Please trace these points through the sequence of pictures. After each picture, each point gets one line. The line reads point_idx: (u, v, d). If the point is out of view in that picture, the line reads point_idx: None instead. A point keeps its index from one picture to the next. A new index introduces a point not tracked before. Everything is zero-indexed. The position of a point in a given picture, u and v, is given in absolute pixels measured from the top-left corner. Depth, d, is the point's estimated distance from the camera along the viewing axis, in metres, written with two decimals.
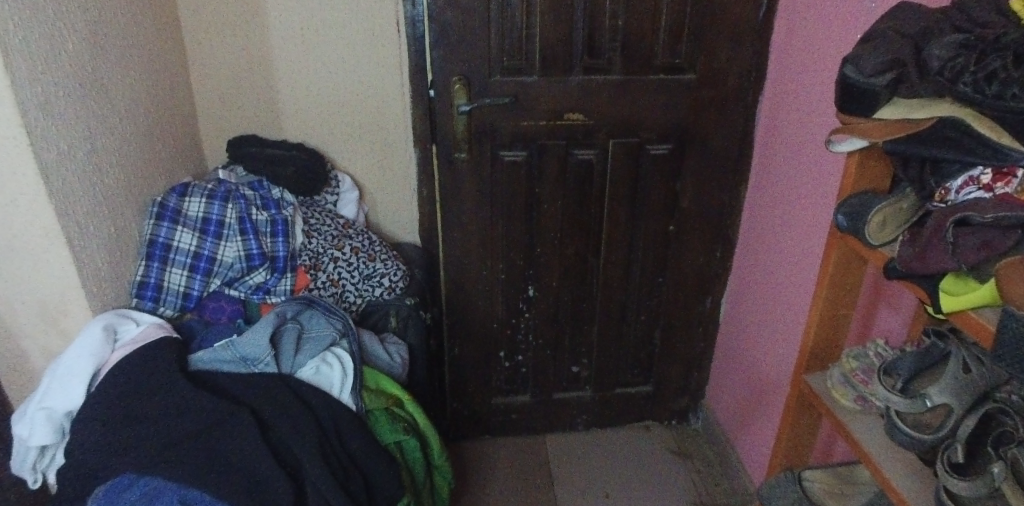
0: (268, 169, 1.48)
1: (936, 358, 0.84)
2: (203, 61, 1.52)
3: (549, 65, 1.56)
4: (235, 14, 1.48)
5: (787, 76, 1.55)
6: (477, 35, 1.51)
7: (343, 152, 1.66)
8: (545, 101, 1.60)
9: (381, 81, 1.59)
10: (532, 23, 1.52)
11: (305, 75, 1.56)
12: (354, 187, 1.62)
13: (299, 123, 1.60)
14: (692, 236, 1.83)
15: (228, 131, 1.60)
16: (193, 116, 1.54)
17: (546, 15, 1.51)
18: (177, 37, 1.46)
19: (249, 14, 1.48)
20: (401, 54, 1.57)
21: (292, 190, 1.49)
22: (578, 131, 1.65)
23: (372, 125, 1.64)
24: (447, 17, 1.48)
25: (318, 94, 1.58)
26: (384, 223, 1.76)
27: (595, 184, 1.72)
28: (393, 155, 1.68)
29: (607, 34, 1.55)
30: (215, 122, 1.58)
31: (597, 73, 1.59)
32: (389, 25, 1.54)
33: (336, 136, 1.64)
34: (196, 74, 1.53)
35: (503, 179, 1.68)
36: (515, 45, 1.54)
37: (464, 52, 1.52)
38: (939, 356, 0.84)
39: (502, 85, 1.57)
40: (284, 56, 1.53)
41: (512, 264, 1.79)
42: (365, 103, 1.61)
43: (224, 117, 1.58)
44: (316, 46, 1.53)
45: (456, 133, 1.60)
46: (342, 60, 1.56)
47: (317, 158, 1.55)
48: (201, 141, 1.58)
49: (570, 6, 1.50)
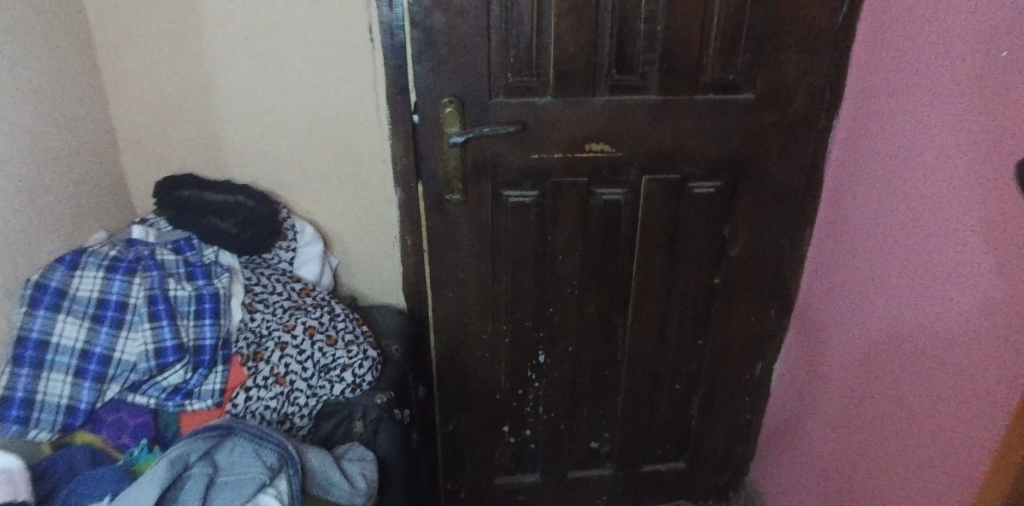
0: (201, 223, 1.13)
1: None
2: (122, 80, 1.19)
3: (565, 82, 1.22)
4: (161, 20, 1.14)
5: (874, 99, 1.19)
6: (471, 44, 1.17)
7: (306, 192, 1.30)
8: (560, 128, 1.26)
9: (351, 102, 1.24)
10: (545, 30, 1.18)
11: (253, 98, 1.21)
12: (318, 236, 1.27)
13: (247, 157, 1.26)
14: (741, 291, 1.47)
15: (159, 168, 1.26)
16: (109, 150, 1.21)
17: (563, 18, 1.16)
18: (84, 50, 1.13)
19: (180, 20, 1.15)
20: (375, 67, 1.22)
21: (233, 250, 1.13)
22: (604, 165, 1.30)
23: (343, 159, 1.28)
24: (434, 22, 1.14)
25: (271, 122, 1.24)
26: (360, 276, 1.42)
27: (623, 230, 1.37)
28: (369, 194, 1.32)
29: (640, 43, 1.21)
30: (143, 157, 1.25)
31: (627, 93, 1.25)
32: (359, 32, 1.19)
33: (295, 174, 1.29)
34: (114, 96, 1.20)
35: (507, 224, 1.33)
36: (520, 56, 1.20)
37: (457, 67, 1.18)
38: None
39: (506, 107, 1.23)
40: (226, 72, 1.19)
41: (519, 326, 1.44)
42: (332, 132, 1.26)
43: (152, 151, 1.24)
44: (266, 59, 1.19)
45: (448, 170, 1.26)
46: (300, 77, 1.21)
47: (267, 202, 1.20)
48: (124, 181, 1.25)
49: (594, 6, 1.16)
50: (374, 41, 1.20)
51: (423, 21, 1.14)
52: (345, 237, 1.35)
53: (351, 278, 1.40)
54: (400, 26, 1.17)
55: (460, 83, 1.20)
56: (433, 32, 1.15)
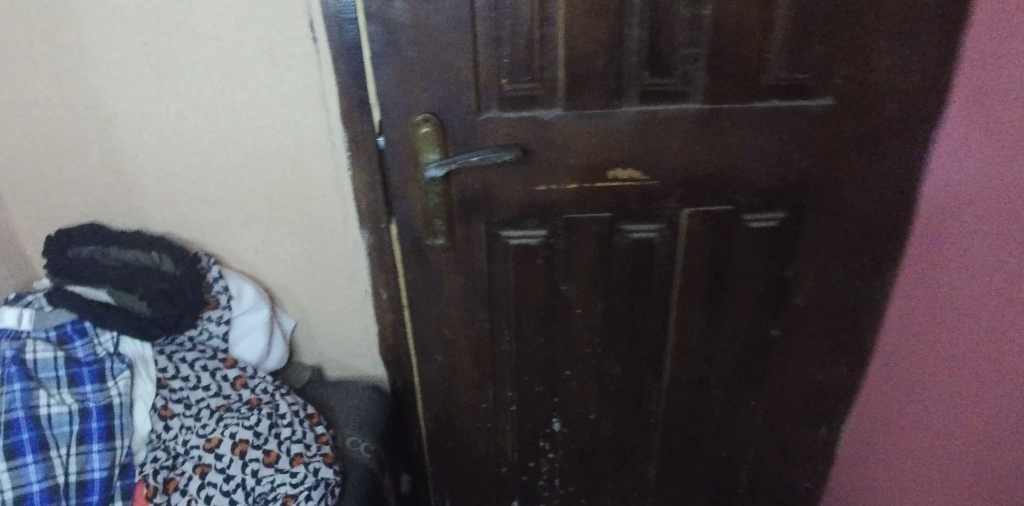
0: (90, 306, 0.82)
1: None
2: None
3: (579, 90, 0.92)
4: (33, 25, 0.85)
5: (1002, 93, 0.87)
6: (449, 42, 0.86)
7: (245, 242, 1.00)
8: (575, 151, 0.96)
9: (295, 125, 0.93)
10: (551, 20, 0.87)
11: (165, 124, 0.91)
12: (264, 301, 0.97)
13: (166, 199, 0.96)
14: (804, 341, 1.17)
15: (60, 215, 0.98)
16: None
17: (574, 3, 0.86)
18: None
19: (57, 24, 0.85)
20: (323, 78, 0.90)
21: (139, 337, 0.84)
22: (634, 196, 1.00)
23: (290, 200, 0.98)
24: (396, 14, 0.83)
25: (192, 153, 0.94)
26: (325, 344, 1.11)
27: (656, 274, 1.08)
28: (326, 244, 1.01)
29: (679, 34, 0.91)
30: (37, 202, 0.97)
31: (663, 103, 0.95)
32: (297, 31, 0.87)
33: (230, 219, 0.99)
34: None
35: (506, 271, 1.04)
36: (517, 56, 0.89)
37: (432, 73, 0.88)
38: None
39: (501, 125, 0.93)
40: (125, 90, 0.89)
41: (526, 390, 1.16)
42: (272, 166, 0.95)
43: (47, 195, 0.96)
44: (177, 72, 0.88)
45: (427, 209, 0.96)
46: (222, 94, 0.90)
47: (188, 265, 0.90)
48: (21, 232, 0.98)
49: None
50: (319, 43, 0.88)
51: (382, 13, 0.83)
52: (299, 295, 1.05)
53: (313, 343, 1.11)
54: (352, 19, 0.85)
55: (438, 95, 0.90)
56: (397, 28, 0.84)
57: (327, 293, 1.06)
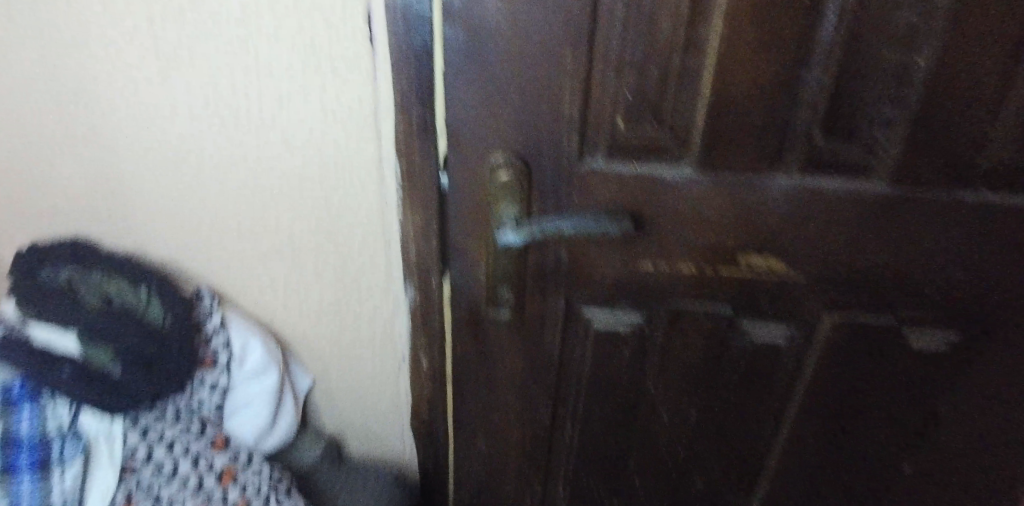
0: (51, 359, 0.65)
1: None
2: None
3: (718, 145, 0.68)
4: None
5: None
6: (553, 61, 0.64)
7: (258, 282, 0.78)
8: (700, 227, 0.72)
9: (334, 147, 0.70)
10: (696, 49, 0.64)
11: (173, 125, 0.70)
12: (274, 364, 0.77)
13: (164, 217, 0.75)
14: (946, 487, 0.91)
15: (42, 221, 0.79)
16: None
17: (732, 29, 0.62)
18: None
19: None
20: (377, 89, 0.67)
21: (103, 413, 0.67)
22: (765, 288, 0.76)
23: (322, 239, 0.75)
24: (486, 18, 0.62)
25: (205, 165, 0.72)
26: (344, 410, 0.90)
27: (772, 383, 0.84)
28: (360, 297, 0.79)
29: (871, 85, 0.66)
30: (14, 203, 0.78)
31: (829, 175, 0.70)
32: (350, 24, 0.64)
33: (243, 253, 0.77)
34: None
35: (581, 357, 0.81)
36: (641, 89, 0.66)
37: (523, 101, 0.66)
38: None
39: (607, 179, 0.69)
40: (122, 75, 0.67)
41: (582, 493, 0.94)
42: (305, 193, 0.73)
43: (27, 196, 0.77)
44: (192, 61, 0.66)
45: (492, 276, 0.73)
46: (245, 97, 0.68)
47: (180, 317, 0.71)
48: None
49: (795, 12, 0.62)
50: (377, 45, 0.65)
51: (467, 16, 0.62)
52: (322, 353, 0.83)
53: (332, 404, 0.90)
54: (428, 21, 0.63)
55: (529, 129, 0.67)
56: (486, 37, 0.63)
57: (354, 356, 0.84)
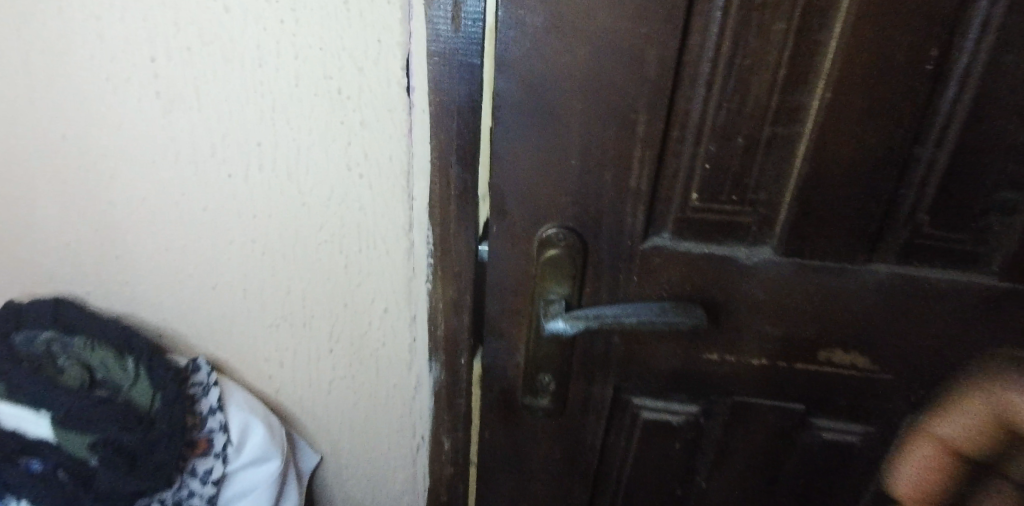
0: (21, 446, 0.57)
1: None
2: None
3: (807, 228, 0.58)
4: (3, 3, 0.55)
5: None
6: (622, 124, 0.55)
7: (263, 353, 0.68)
8: (774, 316, 0.62)
9: (357, 210, 0.59)
10: (792, 113, 0.55)
11: (171, 173, 0.60)
12: (278, 449, 0.66)
13: (155, 278, 0.65)
14: None
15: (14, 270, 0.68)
16: None
17: (831, 96, 0.54)
18: None
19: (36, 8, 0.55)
20: (412, 147, 0.57)
21: None
22: (846, 386, 0.66)
23: (336, 309, 0.65)
24: (546, 72, 0.53)
25: (204, 222, 0.61)
26: (351, 495, 0.79)
27: (842, 490, 0.73)
28: (378, 375, 0.68)
29: (995, 166, 0.56)
30: None
31: (931, 265, 0.61)
32: (386, 71, 0.54)
33: (244, 321, 0.66)
34: None
35: (625, 450, 0.71)
36: (722, 159, 0.56)
37: (583, 168, 0.56)
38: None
39: (673, 260, 0.60)
40: (115, 116, 0.58)
41: None
42: (319, 258, 0.62)
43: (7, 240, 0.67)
44: (198, 101, 0.56)
45: (532, 359, 0.64)
46: (257, 148, 0.57)
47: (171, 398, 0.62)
48: None
49: (911, 75, 0.53)
50: (416, 93, 0.55)
51: (524, 69, 0.53)
52: (331, 429, 0.73)
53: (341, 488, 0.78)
54: (479, 68, 0.54)
55: (588, 200, 0.57)
56: (546, 91, 0.53)
57: (368, 436, 0.73)
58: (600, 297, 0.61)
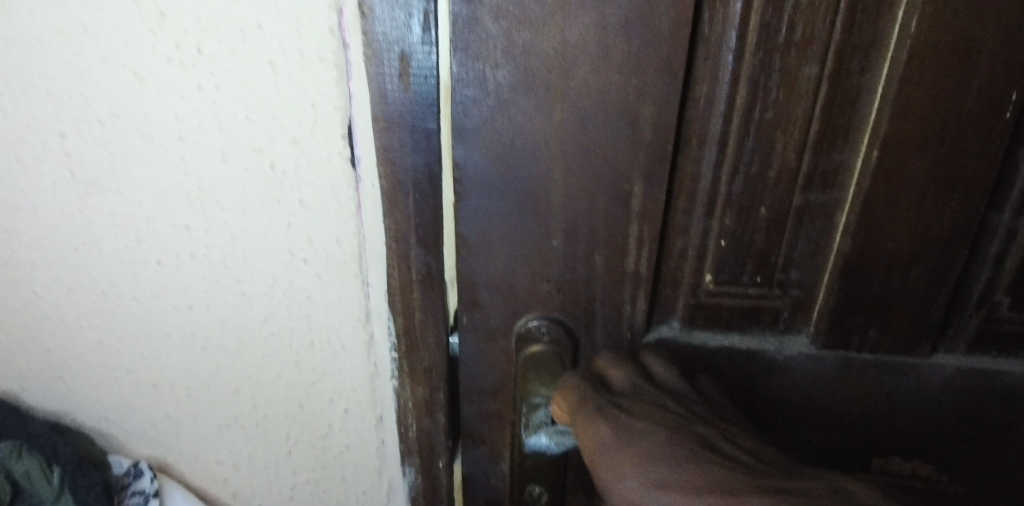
0: None
1: (671, 417, 0.44)
2: None
3: (849, 316, 0.47)
4: None
5: None
6: (614, 198, 0.44)
7: (215, 457, 0.59)
8: (811, 415, 0.52)
9: (304, 301, 0.50)
10: (830, 178, 0.44)
11: (97, 262, 0.52)
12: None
13: (91, 376, 0.57)
14: None
15: None
16: None
17: (879, 156, 0.42)
18: None
19: None
20: (362, 229, 0.48)
21: None
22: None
23: (292, 410, 0.55)
24: (515, 139, 0.42)
25: (138, 314, 0.54)
26: None
27: None
28: (345, 484, 0.59)
29: None
30: None
31: (1009, 354, 0.49)
32: (324, 143, 0.45)
33: (191, 421, 0.58)
34: None
35: None
36: (741, 236, 0.45)
37: (568, 252, 0.46)
38: (633, 419, 0.43)
39: (683, 353, 0.50)
40: (29, 199, 0.50)
41: None
42: (266, 353, 0.53)
43: None
44: (117, 183, 0.49)
45: (519, 468, 0.54)
46: (186, 233, 0.49)
47: None
48: None
49: (986, 128, 0.41)
50: (361, 166, 0.45)
51: (489, 137, 0.43)
52: None
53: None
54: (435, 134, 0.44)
55: (577, 289, 0.47)
56: (516, 162, 0.43)
57: None
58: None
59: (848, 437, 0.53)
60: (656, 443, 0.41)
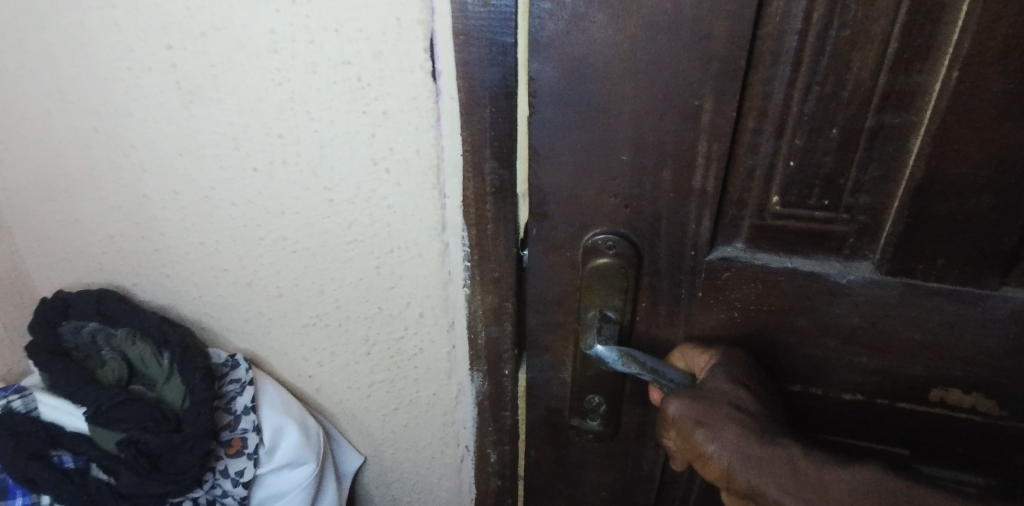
0: (53, 440, 0.58)
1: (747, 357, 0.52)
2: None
3: (917, 240, 0.47)
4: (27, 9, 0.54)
5: None
6: (683, 114, 0.45)
7: (300, 353, 0.66)
8: (867, 341, 0.52)
9: (384, 209, 0.55)
10: (908, 98, 0.43)
11: (196, 170, 0.57)
12: (313, 452, 0.65)
13: (193, 275, 0.64)
14: None
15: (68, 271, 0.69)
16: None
17: (959, 76, 0.41)
18: None
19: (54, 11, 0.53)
20: (441, 138, 0.51)
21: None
22: (961, 429, 0.54)
23: (370, 310, 0.61)
24: (589, 53, 0.44)
25: (232, 217, 0.59)
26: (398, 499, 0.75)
27: None
28: (417, 385, 0.65)
29: None
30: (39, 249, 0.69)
31: None
32: (408, 54, 0.48)
33: (279, 318, 0.64)
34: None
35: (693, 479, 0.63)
36: (810, 157, 0.46)
37: (635, 166, 0.47)
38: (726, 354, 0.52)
39: (745, 274, 0.51)
40: (140, 112, 0.56)
41: None
42: (350, 255, 0.58)
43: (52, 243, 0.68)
44: (216, 93, 0.53)
45: (580, 376, 0.57)
46: (279, 141, 0.54)
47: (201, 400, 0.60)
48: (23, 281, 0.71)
49: None
50: (441, 78, 0.48)
51: (564, 50, 0.44)
52: (372, 432, 0.70)
53: (386, 494, 0.75)
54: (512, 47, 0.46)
55: (639, 209, 0.49)
56: (588, 76, 0.45)
57: (411, 441, 0.69)
58: (657, 313, 0.54)
59: (903, 365, 0.52)
60: (744, 365, 0.51)
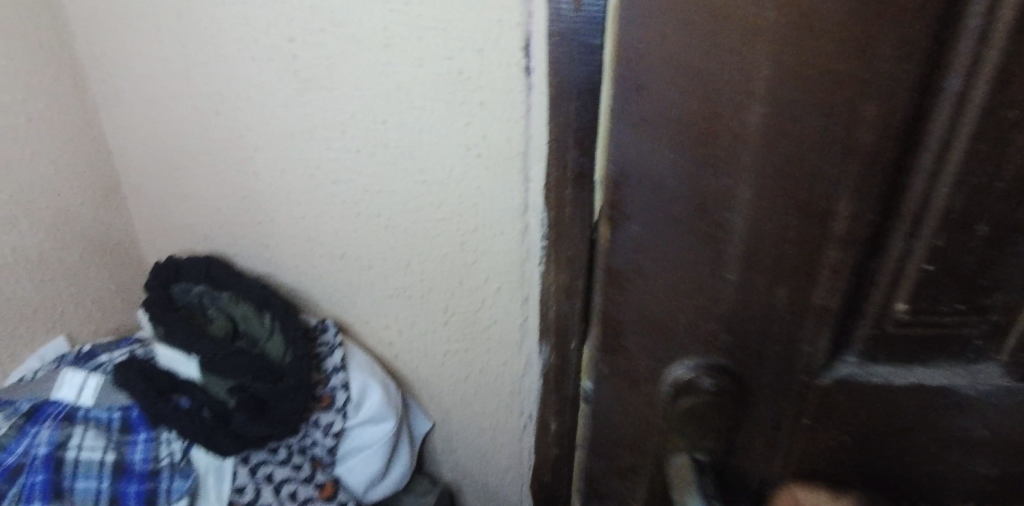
0: (173, 384, 0.66)
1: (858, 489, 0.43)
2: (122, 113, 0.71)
3: None
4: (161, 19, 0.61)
5: None
6: (807, 207, 0.35)
7: (384, 322, 0.70)
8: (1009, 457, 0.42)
9: (473, 192, 0.56)
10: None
11: (302, 153, 0.62)
12: (392, 412, 0.70)
13: (291, 248, 0.69)
14: None
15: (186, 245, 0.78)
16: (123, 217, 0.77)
17: None
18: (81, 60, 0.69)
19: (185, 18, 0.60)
20: (529, 128, 0.50)
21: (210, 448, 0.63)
22: None
23: (453, 292, 0.63)
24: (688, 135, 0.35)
25: (332, 195, 0.63)
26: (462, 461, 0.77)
27: None
28: (487, 357, 0.66)
29: None
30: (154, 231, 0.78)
31: None
32: (505, 52, 0.48)
33: (366, 288, 0.68)
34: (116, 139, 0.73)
35: None
36: (949, 260, 0.36)
37: (743, 274, 0.37)
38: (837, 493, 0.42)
39: (853, 395, 0.40)
40: (258, 95, 0.61)
41: None
42: (439, 232, 0.60)
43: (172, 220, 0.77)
44: (328, 83, 0.57)
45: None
46: (382, 126, 0.57)
47: (301, 349, 0.66)
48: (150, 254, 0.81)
49: None
50: (534, 74, 0.47)
51: (654, 132, 0.35)
52: (444, 399, 0.74)
53: (451, 462, 0.78)
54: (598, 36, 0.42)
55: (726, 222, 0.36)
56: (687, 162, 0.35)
57: (478, 405, 0.71)
58: (746, 453, 0.43)
59: None
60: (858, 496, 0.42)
